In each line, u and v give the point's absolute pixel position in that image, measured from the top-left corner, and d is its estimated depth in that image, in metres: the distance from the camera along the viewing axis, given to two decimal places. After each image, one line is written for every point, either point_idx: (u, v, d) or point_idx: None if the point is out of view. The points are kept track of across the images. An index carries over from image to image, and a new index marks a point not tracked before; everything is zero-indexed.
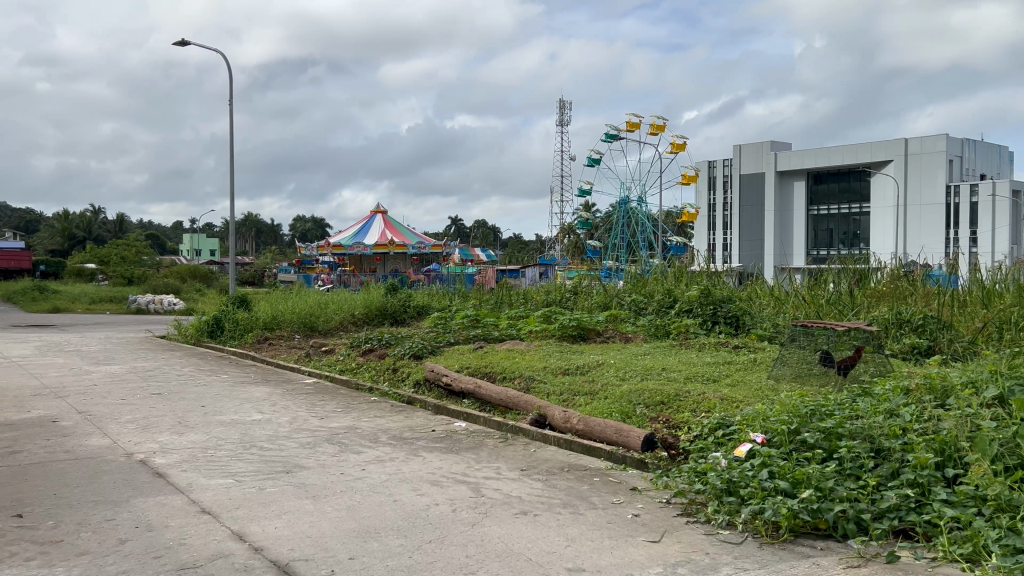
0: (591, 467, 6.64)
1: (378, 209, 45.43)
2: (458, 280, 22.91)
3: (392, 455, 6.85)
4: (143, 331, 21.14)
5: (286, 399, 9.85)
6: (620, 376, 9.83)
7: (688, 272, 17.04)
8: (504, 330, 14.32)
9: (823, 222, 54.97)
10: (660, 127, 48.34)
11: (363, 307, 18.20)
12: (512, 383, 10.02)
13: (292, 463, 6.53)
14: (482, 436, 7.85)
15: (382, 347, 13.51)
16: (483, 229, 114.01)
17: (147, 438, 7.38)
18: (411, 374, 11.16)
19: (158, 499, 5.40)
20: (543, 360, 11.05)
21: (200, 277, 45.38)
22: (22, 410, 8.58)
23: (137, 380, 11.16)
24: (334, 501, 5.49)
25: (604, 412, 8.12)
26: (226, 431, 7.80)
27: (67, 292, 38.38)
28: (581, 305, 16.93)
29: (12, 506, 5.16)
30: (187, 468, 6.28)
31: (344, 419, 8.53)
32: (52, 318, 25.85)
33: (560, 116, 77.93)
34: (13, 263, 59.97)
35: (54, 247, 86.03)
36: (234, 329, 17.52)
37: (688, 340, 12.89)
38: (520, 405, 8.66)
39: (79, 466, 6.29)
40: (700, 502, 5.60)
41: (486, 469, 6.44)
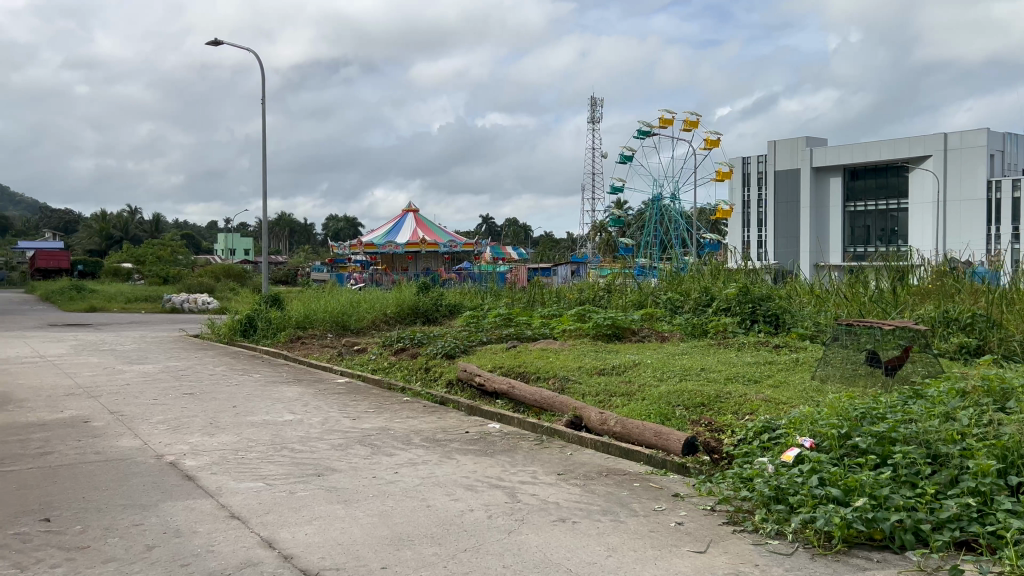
0: (630, 471, 6.42)
1: (409, 208, 45.45)
2: (490, 278, 22.75)
3: (425, 458, 6.67)
4: (177, 329, 21.26)
5: (318, 399, 9.74)
6: (657, 376, 9.58)
7: (725, 269, 16.69)
8: (537, 329, 14.10)
9: (860, 218, 54.01)
10: (693, 123, 47.77)
11: (395, 306, 18.09)
12: (547, 383, 9.82)
13: (323, 466, 6.38)
14: (517, 438, 7.65)
15: (414, 346, 13.37)
16: (514, 228, 113.93)
17: (177, 439, 7.28)
18: (443, 373, 11.00)
19: (187, 504, 5.27)
20: (578, 359, 10.82)
21: (234, 276, 45.74)
22: (54, 410, 8.54)
23: (170, 380, 11.14)
24: (366, 506, 5.32)
25: (642, 414, 7.89)
26: (257, 432, 7.68)
27: (104, 292, 38.85)
28: (616, 304, 16.66)
29: (41, 509, 5.06)
30: (216, 471, 6.16)
31: (377, 420, 8.38)
32: (89, 318, 26.13)
33: (591, 114, 77.58)
34: (52, 263, 61.04)
35: (92, 247, 87.42)
36: (267, 328, 17.50)
37: (727, 340, 12.57)
38: (555, 406, 8.45)
39: (109, 468, 6.20)
40: (747, 510, 5.34)
41: (523, 473, 6.24)
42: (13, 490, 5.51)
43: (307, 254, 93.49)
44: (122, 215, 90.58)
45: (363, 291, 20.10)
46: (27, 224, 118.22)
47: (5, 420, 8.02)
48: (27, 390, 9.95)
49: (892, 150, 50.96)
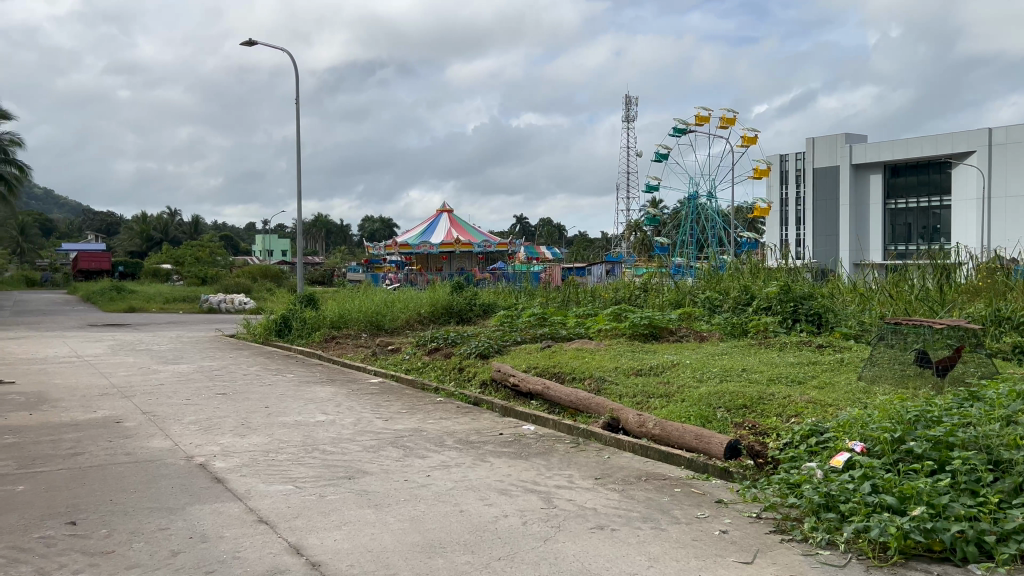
0: (670, 476, 6.18)
1: (443, 208, 45.48)
2: (524, 278, 22.56)
3: (459, 461, 6.50)
4: (214, 330, 21.40)
5: (350, 399, 9.63)
6: (697, 377, 9.31)
7: (764, 268, 16.32)
8: (572, 329, 13.87)
9: (901, 216, 52.92)
10: (729, 121, 47.10)
11: (429, 305, 17.99)
12: (582, 384, 9.60)
13: (354, 468, 6.24)
14: (552, 440, 7.45)
15: (448, 346, 13.22)
16: (549, 228, 113.70)
17: (208, 440, 7.19)
18: (477, 374, 10.82)
19: (215, 507, 5.15)
20: (615, 360, 10.59)
21: (271, 276, 46.12)
22: (88, 410, 8.52)
23: (203, 380, 11.11)
24: (398, 511, 5.15)
25: (682, 417, 7.65)
26: (288, 433, 7.57)
27: (143, 292, 39.38)
28: (652, 303, 16.37)
29: (68, 512, 4.97)
30: (246, 473, 6.04)
31: (409, 421, 8.23)
32: (128, 318, 26.44)
33: (626, 112, 77.06)
34: (93, 264, 62.14)
35: (134, 249, 89.09)
36: (302, 328, 17.49)
37: (767, 340, 12.24)
38: (592, 408, 8.23)
39: (138, 469, 6.12)
40: (795, 518, 5.07)
41: (559, 477, 6.03)
42: (40, 492, 5.44)
43: (343, 254, 94.12)
44: (162, 216, 92.05)
45: (397, 291, 20.03)
46: (70, 227, 120.67)
47: (38, 420, 8.00)
48: (62, 389, 9.97)
49: (934, 146, 49.91)
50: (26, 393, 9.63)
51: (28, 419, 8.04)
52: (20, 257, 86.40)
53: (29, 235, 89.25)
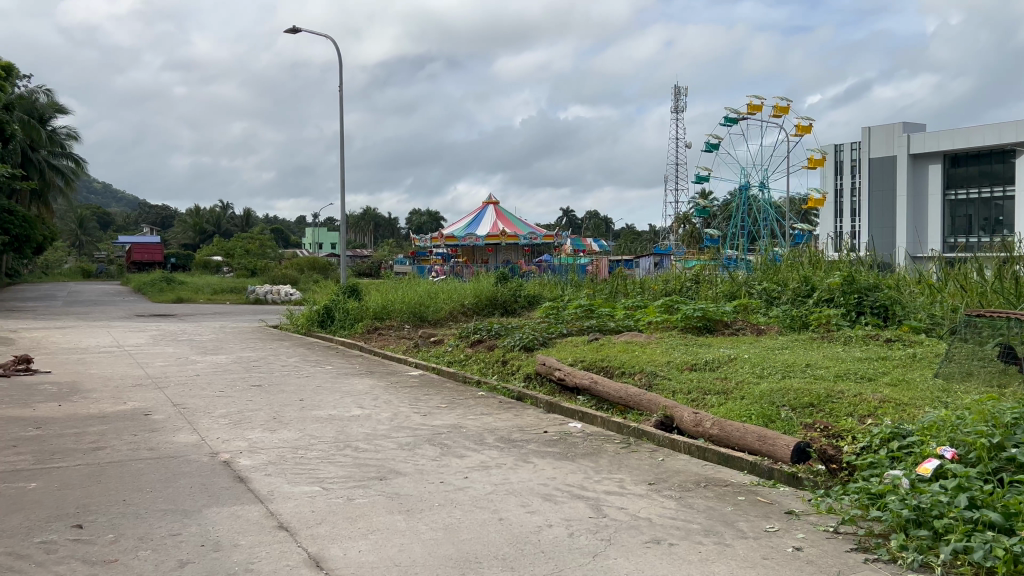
0: (733, 482, 5.61)
1: (489, 200, 45.09)
2: (571, 269, 22.00)
3: (500, 461, 5.99)
4: (258, 320, 21.26)
5: (388, 393, 9.20)
6: (756, 373, 8.67)
7: (824, 259, 15.53)
8: (620, 321, 13.28)
9: (961, 208, 50.62)
10: (783, 109, 45.76)
11: (474, 297, 17.57)
12: (633, 379, 9.03)
13: (387, 468, 5.77)
14: (601, 439, 6.91)
15: (491, 338, 12.76)
16: (596, 221, 112.78)
17: (236, 435, 6.79)
18: (522, 367, 10.32)
19: (234, 511, 4.73)
20: (667, 354, 9.98)
21: (318, 268, 46.21)
22: (117, 402, 8.23)
23: (240, 371, 10.78)
24: (431, 518, 4.66)
25: (743, 416, 7.09)
26: (321, 429, 7.15)
27: (193, 284, 39.65)
28: (705, 294, 15.72)
29: (76, 514, 4.59)
30: (271, 472, 5.61)
31: (448, 417, 7.75)
32: (176, 308, 26.58)
33: (676, 103, 75.73)
34: (146, 257, 63.19)
35: (187, 242, 90.66)
36: (345, 319, 17.19)
37: (829, 333, 11.51)
38: (643, 405, 7.69)
39: (159, 467, 5.74)
40: (880, 534, 4.46)
41: (610, 482, 5.48)
42: (53, 490, 5.07)
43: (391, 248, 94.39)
44: (214, 209, 93.40)
45: (441, 282, 19.63)
46: (126, 220, 123.39)
47: (66, 411, 7.73)
48: (96, 380, 9.72)
49: (996, 136, 47.39)
50: (59, 382, 9.40)
51: (55, 410, 7.76)
52: (78, 248, 88.42)
53: (87, 228, 91.36)
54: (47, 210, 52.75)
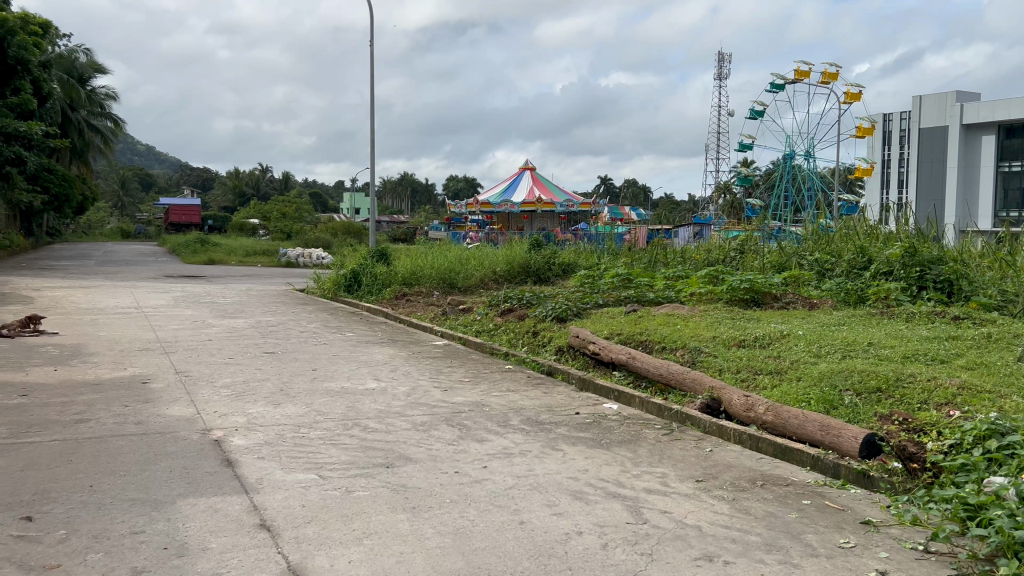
0: (793, 479, 4.83)
1: (525, 166, 44.15)
2: (607, 238, 21.11)
3: (525, 448, 5.25)
4: (285, 284, 20.75)
5: (409, 364, 8.53)
6: (812, 353, 7.82)
7: (881, 229, 14.49)
8: (661, 292, 12.41)
9: (1014, 180, 47.97)
10: (832, 76, 43.84)
11: (506, 264, 16.84)
12: (674, 355, 8.27)
13: (396, 453, 5.05)
14: (640, 424, 6.15)
15: (522, 307, 12.03)
16: (635, 189, 111.11)
17: (235, 410, 6.15)
18: (554, 339, 9.58)
19: (212, 503, 4.07)
20: (712, 328, 9.16)
21: (353, 232, 45.73)
22: (117, 367, 7.66)
23: (255, 337, 10.17)
24: (438, 519, 3.95)
25: (800, 401, 6.32)
26: (329, 404, 6.47)
27: (227, 245, 39.42)
28: (751, 265, 14.82)
29: (30, 504, 3.96)
30: (265, 455, 4.94)
31: (471, 393, 7.04)
32: (206, 270, 26.25)
33: (719, 71, 73.56)
34: (183, 218, 63.35)
35: (226, 204, 91.01)
36: (372, 285, 16.54)
37: (888, 309, 10.60)
38: (687, 385, 6.97)
39: (141, 445, 5.09)
40: (985, 559, 3.62)
41: (651, 477, 4.71)
42: (13, 471, 4.46)
43: (427, 214, 93.70)
44: (254, 172, 93.50)
45: (473, 248, 18.90)
46: (167, 182, 124.59)
47: (59, 376, 7.15)
48: (103, 342, 9.17)
49: None
50: (63, 344, 8.88)
51: (48, 374, 7.19)
52: (119, 210, 89.25)
53: (128, 189, 92.03)
54: (87, 169, 52.86)
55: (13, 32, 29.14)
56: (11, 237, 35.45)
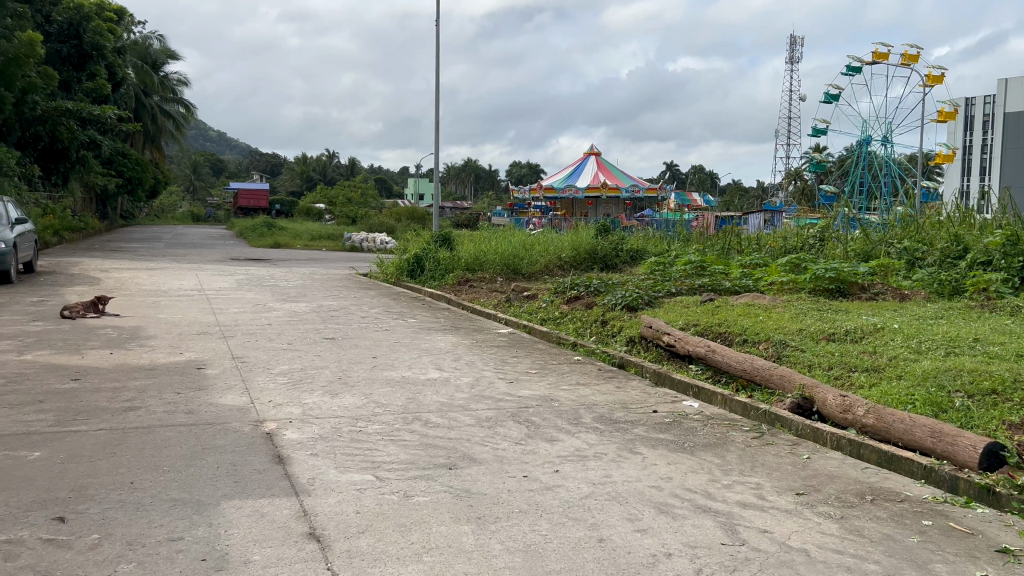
0: (908, 495, 4.25)
1: (590, 151, 43.41)
2: (678, 224, 20.39)
3: (600, 451, 4.76)
4: (348, 267, 20.60)
5: (473, 353, 8.11)
6: (912, 349, 7.16)
7: (976, 214, 13.50)
8: (737, 281, 11.75)
9: None
10: (912, 57, 41.90)
11: (572, 250, 16.33)
12: (757, 349, 7.70)
13: (460, 453, 4.62)
14: (725, 425, 5.62)
15: (590, 295, 11.51)
16: (701, 176, 109.05)
17: (290, 400, 5.82)
18: (624, 329, 9.06)
19: (258, 506, 3.70)
20: (797, 320, 8.53)
21: (417, 217, 45.66)
22: (172, 352, 7.43)
23: (315, 321, 9.89)
24: (507, 533, 3.50)
25: (904, 403, 5.71)
26: (389, 395, 6.09)
27: (293, 229, 39.72)
28: (832, 253, 14.02)
29: (64, 502, 3.65)
30: (319, 452, 4.57)
31: (539, 387, 6.58)
32: (271, 253, 26.35)
33: (791, 55, 71.35)
34: (252, 202, 64.42)
35: (294, 189, 92.43)
36: (434, 270, 16.15)
37: (988, 302, 9.78)
38: (773, 383, 6.42)
39: (189, 437, 4.78)
40: None
41: (744, 490, 4.21)
42: (54, 464, 4.17)
43: (490, 199, 93.50)
44: (321, 158, 94.63)
45: (537, 234, 18.43)
46: (239, 167, 127.21)
47: (114, 360, 6.93)
48: (163, 326, 8.99)
49: None
50: (122, 327, 8.72)
51: (104, 358, 6.97)
52: (192, 194, 91.38)
53: (200, 174, 94.16)
54: (160, 154, 54.00)
55: (89, 17, 29.59)
56: (87, 219, 36.33)
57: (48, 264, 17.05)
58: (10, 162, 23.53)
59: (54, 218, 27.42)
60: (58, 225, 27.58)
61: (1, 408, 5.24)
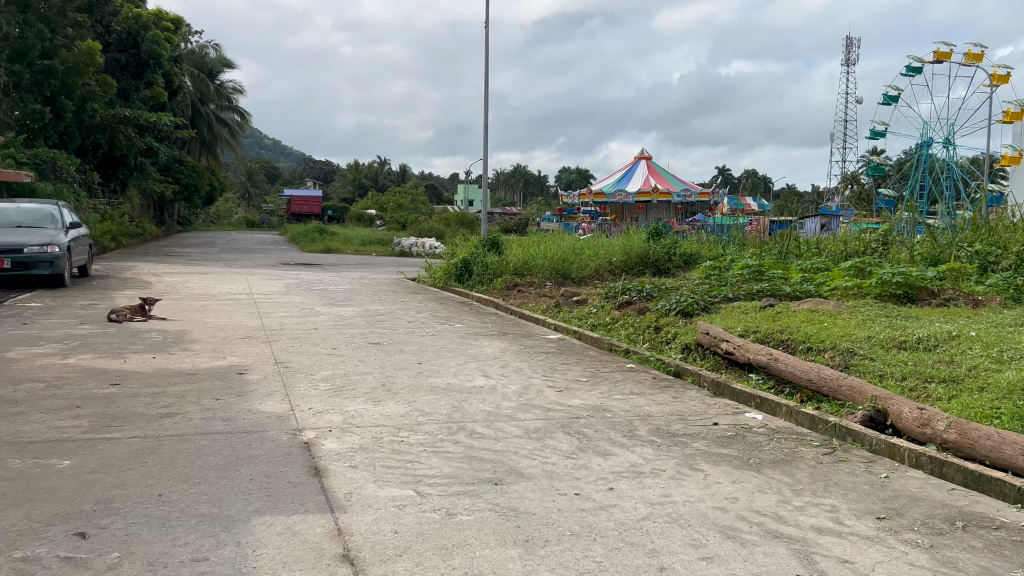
0: (1004, 521, 3.82)
1: (641, 155, 42.83)
2: (733, 228, 19.82)
3: (657, 467, 4.41)
4: (397, 272, 20.48)
5: (521, 359, 7.82)
6: (992, 358, 6.65)
7: None
8: (798, 286, 11.25)
9: None
10: (977, 56, 40.39)
11: (622, 254, 15.95)
12: (822, 358, 7.26)
13: (506, 467, 4.32)
14: (792, 440, 5.22)
15: (642, 300, 11.14)
16: (754, 180, 107.34)
17: (331, 407, 5.59)
18: (679, 336, 8.68)
19: (290, 524, 3.45)
20: (866, 327, 8.04)
21: (466, 223, 45.58)
22: (215, 356, 7.28)
23: (361, 326, 9.70)
24: (557, 559, 3.19)
25: (989, 416, 5.25)
26: (433, 403, 5.82)
27: (344, 235, 39.92)
28: (897, 257, 13.39)
29: (87, 515, 3.44)
30: (358, 464, 4.31)
31: (590, 396, 6.25)
32: (322, 258, 26.42)
33: (847, 56, 69.62)
34: (305, 208, 65.20)
35: (346, 196, 93.38)
36: (483, 274, 15.90)
37: None
38: (842, 393, 6.00)
39: (224, 446, 4.57)
40: None
41: (819, 513, 3.84)
42: (82, 473, 3.98)
43: (539, 205, 93.19)
44: (372, 165, 95.50)
45: (587, 238, 18.07)
46: (293, 173, 129.09)
47: (156, 364, 6.79)
48: (208, 330, 8.87)
49: None
50: (167, 331, 8.61)
51: (146, 362, 6.85)
52: (247, 201, 92.96)
53: (255, 181, 95.74)
54: (216, 161, 54.94)
55: (146, 26, 30.17)
56: (145, 225, 37.01)
57: (103, 269, 17.25)
58: (70, 170, 23.98)
59: (112, 223, 27.90)
60: (116, 231, 28.06)
61: (38, 413, 5.09)
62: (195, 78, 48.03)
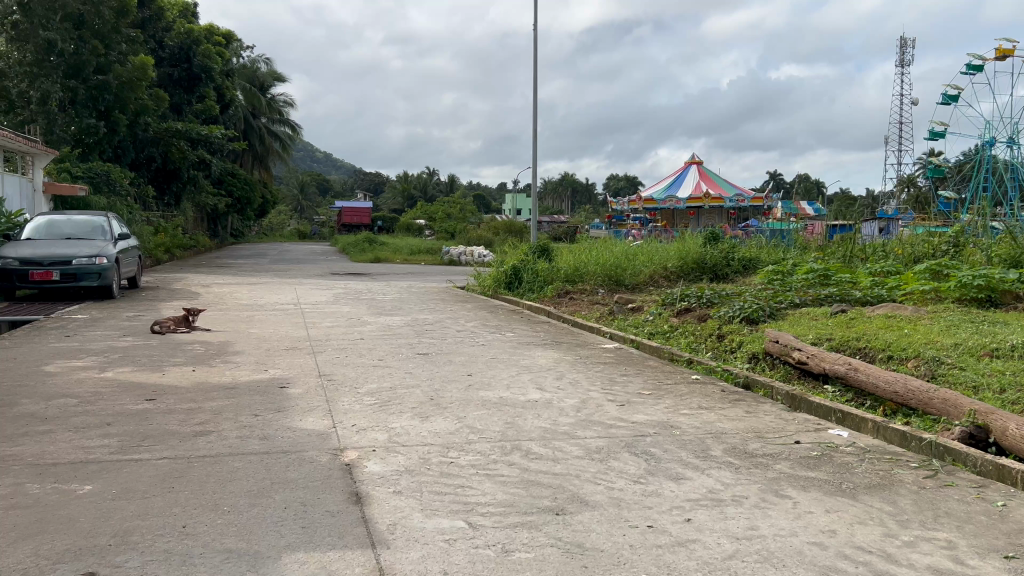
0: None
1: (692, 160, 42.04)
2: (792, 231, 19.06)
3: (738, 493, 3.91)
4: (445, 282, 20.17)
5: (578, 370, 7.35)
6: None
7: None
8: (869, 291, 10.57)
9: None
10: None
11: (677, 259, 15.39)
12: (905, 368, 6.65)
13: (568, 494, 3.86)
14: (887, 460, 4.65)
15: (701, 307, 10.58)
16: (806, 185, 105.17)
17: (376, 423, 5.19)
18: (745, 344, 8.11)
19: (325, 563, 3.04)
20: (951, 334, 7.38)
21: (515, 230, 45.22)
22: (257, 369, 6.96)
23: (409, 336, 9.33)
24: None
25: None
26: (485, 419, 5.38)
27: (393, 245, 39.86)
28: (972, 259, 12.61)
29: (102, 551, 3.08)
30: (403, 490, 3.89)
31: (654, 411, 5.74)
32: (371, 267, 26.29)
33: (903, 56, 67.66)
34: (355, 219, 65.61)
35: (395, 207, 93.84)
36: (533, 282, 15.46)
37: None
38: (936, 408, 5.40)
39: (259, 468, 4.19)
40: None
41: (934, 550, 3.29)
42: (102, 501, 3.63)
43: (587, 212, 92.52)
44: (421, 176, 95.92)
45: (640, 244, 17.50)
46: (343, 185, 130.33)
47: (195, 377, 6.50)
48: (252, 341, 8.58)
49: None
50: (209, 342, 8.33)
51: (185, 376, 6.55)
52: (299, 213, 94.10)
53: (307, 194, 96.85)
54: (267, 173, 55.61)
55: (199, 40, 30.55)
56: (198, 237, 37.45)
57: (154, 280, 17.24)
58: (123, 182, 24.23)
59: (166, 234, 28.15)
60: (170, 243, 28.29)
61: (66, 431, 4.79)
62: (246, 92, 48.63)
